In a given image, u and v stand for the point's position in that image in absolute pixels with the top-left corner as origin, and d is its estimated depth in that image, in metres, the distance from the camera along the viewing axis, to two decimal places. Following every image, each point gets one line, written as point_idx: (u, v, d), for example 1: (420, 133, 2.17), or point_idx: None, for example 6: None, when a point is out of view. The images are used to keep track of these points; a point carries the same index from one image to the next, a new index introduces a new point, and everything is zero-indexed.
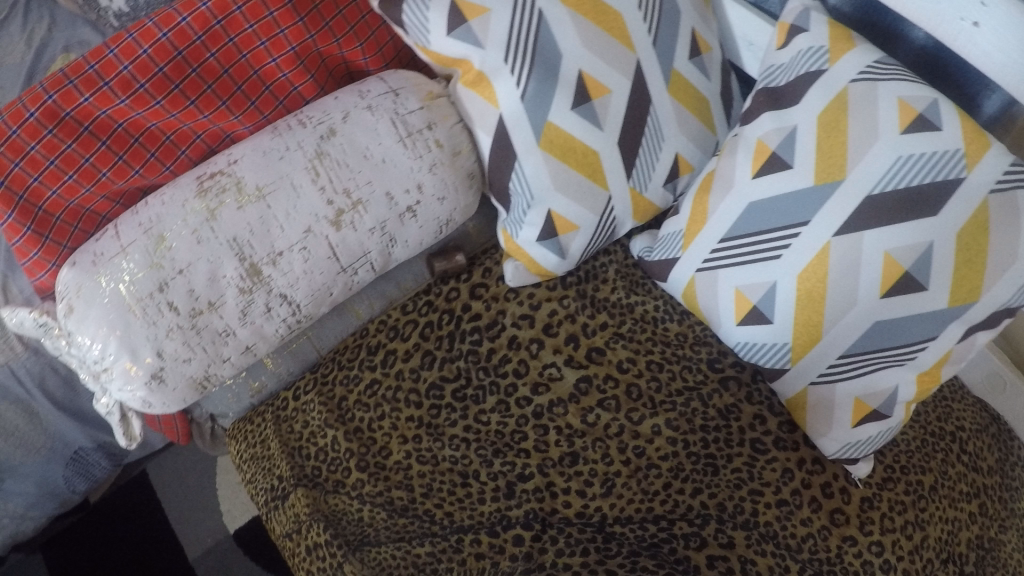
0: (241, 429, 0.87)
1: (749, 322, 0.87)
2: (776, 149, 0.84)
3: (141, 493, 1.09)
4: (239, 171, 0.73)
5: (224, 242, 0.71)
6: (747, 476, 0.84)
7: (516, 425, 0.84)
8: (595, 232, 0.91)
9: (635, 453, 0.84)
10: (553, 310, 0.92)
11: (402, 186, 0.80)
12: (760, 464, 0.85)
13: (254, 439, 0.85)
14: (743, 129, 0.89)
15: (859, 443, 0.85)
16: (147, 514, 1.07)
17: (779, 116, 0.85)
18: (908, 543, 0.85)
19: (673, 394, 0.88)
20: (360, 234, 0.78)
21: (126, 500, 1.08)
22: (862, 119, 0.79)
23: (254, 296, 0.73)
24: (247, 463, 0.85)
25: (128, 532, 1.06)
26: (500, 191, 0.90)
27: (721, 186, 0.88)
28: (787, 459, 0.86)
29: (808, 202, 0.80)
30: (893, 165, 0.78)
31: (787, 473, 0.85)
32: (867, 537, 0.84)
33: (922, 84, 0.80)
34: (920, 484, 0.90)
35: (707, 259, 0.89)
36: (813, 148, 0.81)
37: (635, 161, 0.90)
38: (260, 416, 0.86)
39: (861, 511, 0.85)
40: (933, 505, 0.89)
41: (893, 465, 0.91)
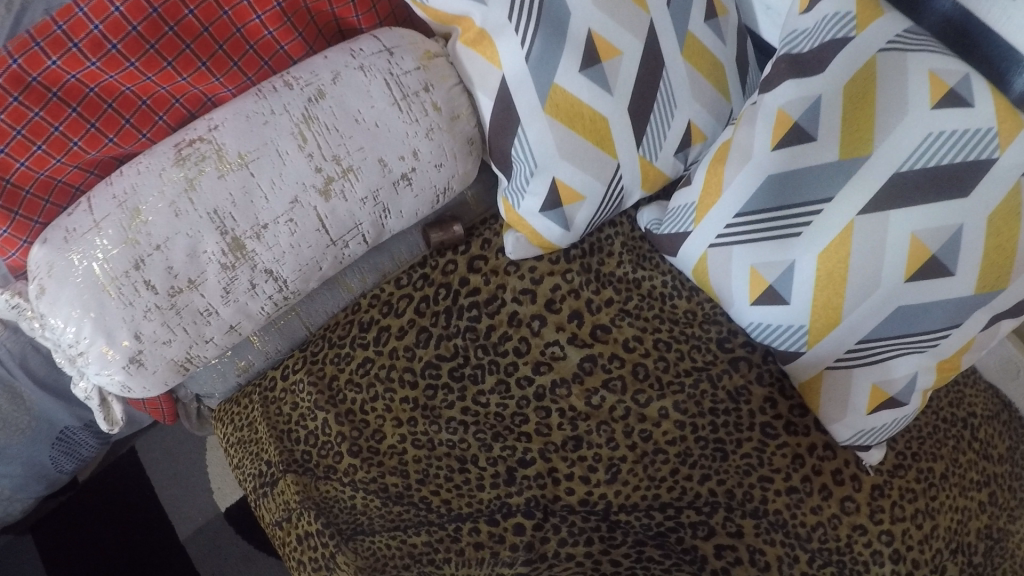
0: (227, 411, 0.83)
1: (763, 301, 0.82)
2: (798, 120, 0.78)
3: (132, 470, 1.06)
4: (220, 136, 0.67)
5: (204, 215, 0.65)
6: (756, 462, 0.81)
7: (517, 407, 0.80)
8: (601, 203, 0.86)
9: (642, 438, 0.80)
10: (556, 286, 0.87)
11: (396, 152, 0.74)
12: (770, 450, 0.82)
13: (241, 422, 0.81)
14: (762, 97, 0.83)
15: (873, 430, 0.82)
16: (138, 492, 1.05)
17: (803, 84, 0.79)
18: (918, 533, 0.83)
19: (681, 374, 0.85)
20: (351, 205, 0.73)
21: (116, 477, 1.05)
22: (891, 90, 0.74)
23: (237, 272, 0.68)
24: (234, 447, 0.81)
25: (120, 510, 1.03)
26: (501, 159, 0.84)
27: (738, 157, 0.82)
28: (797, 445, 0.83)
29: (832, 178, 0.76)
30: (923, 141, 0.73)
31: (796, 459, 0.83)
32: (876, 526, 0.82)
33: (952, 57, 0.75)
34: (931, 471, 0.88)
35: (721, 234, 0.84)
36: (840, 118, 0.76)
37: (646, 128, 0.84)
38: (246, 398, 0.82)
39: (872, 499, 0.83)
40: (943, 493, 0.87)
41: (904, 452, 0.89)
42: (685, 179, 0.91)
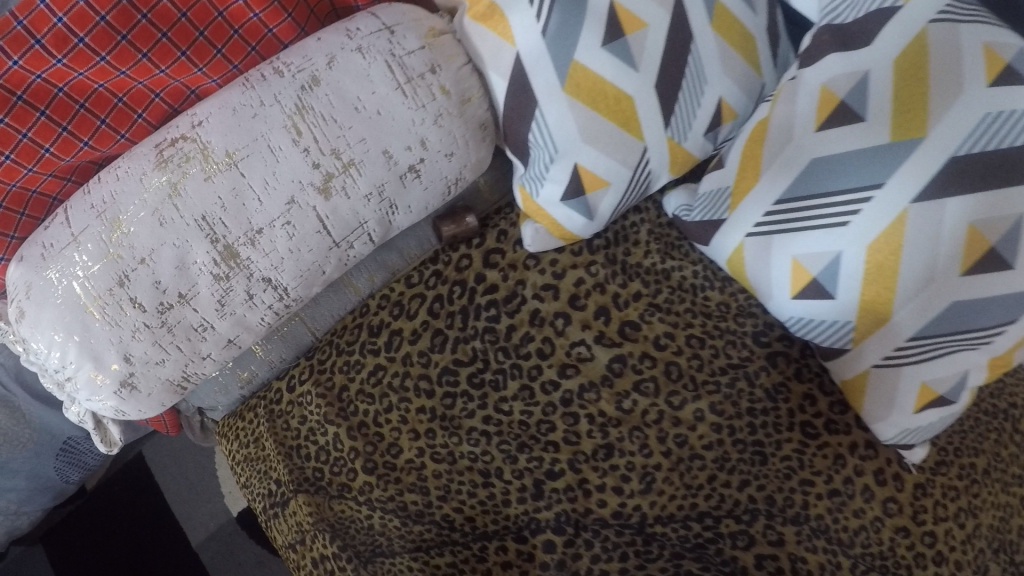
0: (231, 427, 0.79)
1: (805, 295, 0.75)
2: (844, 98, 0.71)
3: (140, 476, 1.04)
4: (205, 134, 0.61)
5: (191, 222, 0.59)
6: (797, 464, 0.77)
7: (543, 414, 0.75)
8: (627, 189, 0.79)
9: (677, 443, 0.75)
10: (580, 280, 0.81)
11: (402, 142, 0.67)
12: (810, 451, 0.77)
13: (246, 438, 0.77)
14: (804, 71, 0.76)
15: (918, 429, 0.76)
16: (148, 498, 1.03)
17: (849, 58, 0.72)
18: (961, 532, 0.79)
19: (717, 372, 0.79)
20: (354, 203, 0.66)
21: (126, 484, 1.03)
22: (947, 65, 0.67)
23: (232, 284, 0.62)
24: (241, 465, 0.78)
25: (130, 518, 1.01)
26: (516, 145, 0.77)
27: (779, 137, 0.76)
28: (839, 445, 0.78)
29: (883, 163, 0.68)
30: (981, 123, 0.66)
31: (838, 460, 0.77)
32: (920, 527, 0.77)
33: (1005, 31, 0.70)
34: (974, 467, 0.83)
35: (760, 223, 0.77)
36: (890, 96, 0.69)
37: (674, 107, 0.76)
38: (251, 411, 0.77)
39: (915, 499, 0.78)
40: (986, 490, 0.83)
41: (946, 447, 0.83)
42: (716, 160, 0.84)
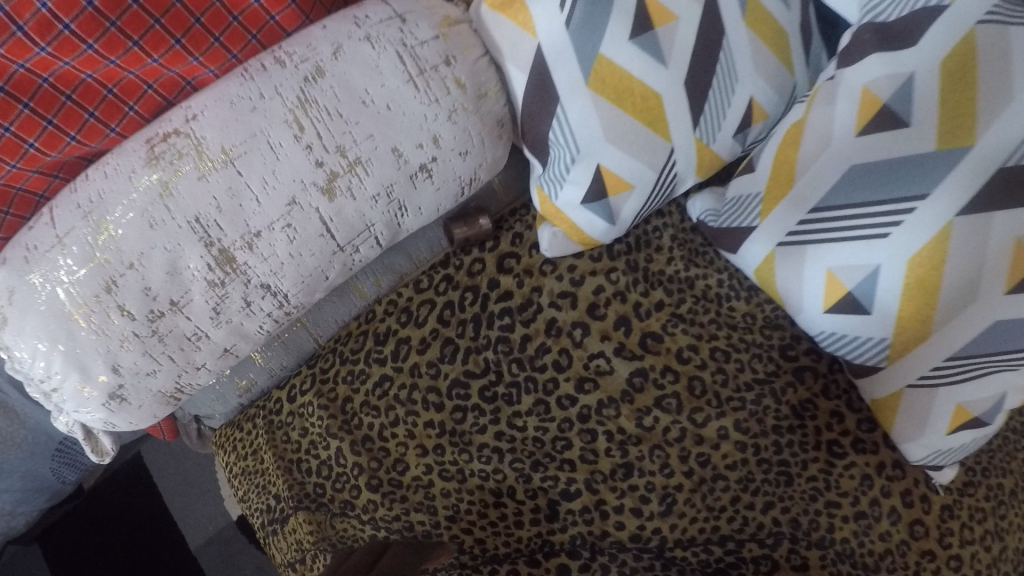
0: (229, 437, 0.75)
1: (838, 310, 0.71)
2: (889, 102, 0.66)
3: (139, 477, 1.03)
4: (200, 129, 0.56)
5: (184, 224, 0.55)
6: (823, 486, 0.72)
7: (558, 431, 0.71)
8: (651, 192, 0.74)
9: (699, 463, 0.71)
10: (600, 287, 0.77)
11: (413, 140, 0.62)
12: (837, 471, 0.73)
13: (244, 450, 0.73)
14: (842, 72, 0.70)
15: (949, 451, 0.72)
16: (148, 499, 1.01)
17: (891, 60, 0.66)
18: (987, 555, 0.75)
19: (742, 388, 0.74)
20: (360, 204, 0.62)
21: (125, 484, 1.02)
22: (996, 71, 0.62)
23: (228, 290, 0.58)
24: (238, 479, 0.74)
25: (130, 518, 1.00)
26: (534, 143, 0.72)
27: (815, 141, 0.70)
28: (866, 465, 0.73)
29: (928, 172, 0.63)
30: None
31: (864, 480, 0.73)
32: (946, 551, 0.73)
33: None
34: (1001, 488, 0.79)
35: (794, 232, 0.72)
36: (936, 101, 0.63)
37: (703, 107, 0.71)
38: (250, 422, 0.74)
39: (941, 522, 0.74)
40: (1013, 512, 0.79)
41: (974, 468, 0.79)
42: (746, 163, 0.79)
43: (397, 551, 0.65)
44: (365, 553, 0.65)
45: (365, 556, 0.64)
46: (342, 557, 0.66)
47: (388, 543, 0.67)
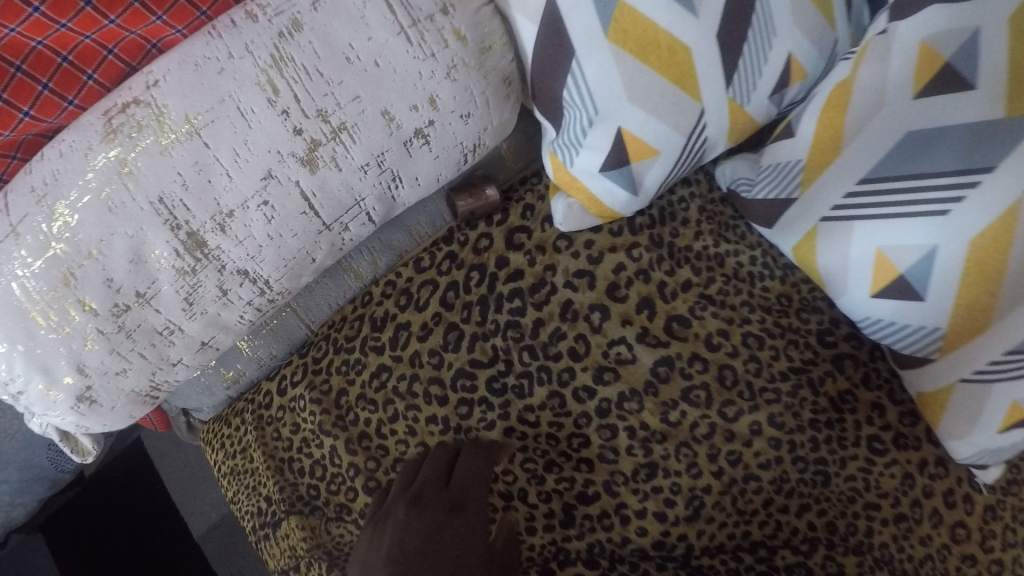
0: (217, 432, 0.70)
1: (888, 294, 0.62)
2: (951, 60, 0.56)
3: (140, 462, 1.01)
4: (162, 97, 0.48)
5: (146, 206, 0.48)
6: (863, 486, 0.66)
7: (575, 427, 0.65)
8: (678, 159, 0.65)
9: (729, 462, 0.65)
10: (620, 266, 0.69)
11: (406, 101, 0.54)
12: (878, 470, 0.66)
13: (233, 448, 0.68)
14: (897, 24, 0.60)
15: (997, 450, 0.64)
16: (149, 486, 1.00)
17: (956, 10, 0.57)
18: None
19: (776, 377, 0.67)
20: (346, 176, 0.55)
21: (124, 472, 1.00)
22: None
23: (201, 278, 0.52)
24: (227, 478, 0.69)
25: (131, 507, 0.99)
26: (546, 105, 0.63)
27: (864, 104, 0.61)
28: (908, 462, 0.67)
29: (997, 142, 0.54)
30: None
31: (906, 480, 0.66)
32: (988, 555, 0.68)
33: None
34: None
35: (840, 205, 0.63)
36: (1007, 61, 0.55)
37: (738, 63, 0.62)
38: (238, 417, 0.69)
39: (984, 523, 0.68)
40: None
41: (1019, 464, 0.72)
42: (783, 127, 0.69)
43: (470, 455, 0.62)
44: (438, 459, 0.63)
45: (440, 463, 0.62)
46: (416, 462, 0.64)
47: (458, 447, 0.64)
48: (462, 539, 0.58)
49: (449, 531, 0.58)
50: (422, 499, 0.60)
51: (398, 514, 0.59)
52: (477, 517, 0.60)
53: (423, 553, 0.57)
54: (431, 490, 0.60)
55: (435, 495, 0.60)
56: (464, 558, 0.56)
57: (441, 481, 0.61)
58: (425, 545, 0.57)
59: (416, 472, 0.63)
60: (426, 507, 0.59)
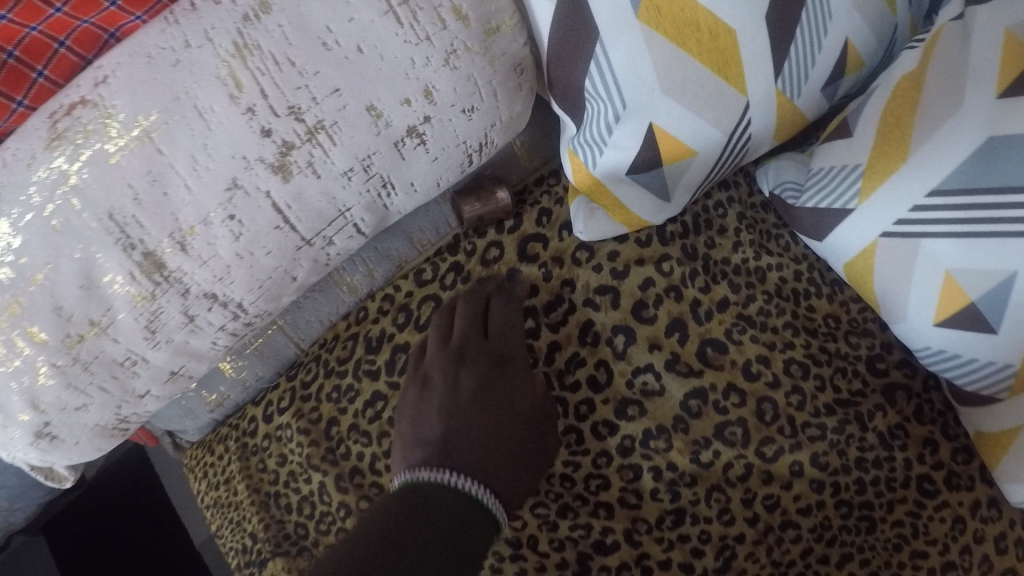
0: (200, 460, 0.66)
1: (956, 323, 0.53)
2: None
3: (139, 470, 1.01)
4: (110, 96, 0.42)
5: (95, 223, 0.43)
6: (910, 533, 0.60)
7: (593, 467, 0.58)
8: (716, 159, 0.57)
9: (765, 507, 0.58)
10: (649, 281, 0.61)
11: (397, 94, 0.46)
12: (926, 515, 0.60)
13: (216, 478, 0.63)
14: (976, 9, 0.54)
15: None
16: (149, 492, 1.00)
17: None
18: None
19: (821, 411, 0.60)
20: (326, 184, 0.47)
21: (122, 479, 0.99)
22: None
23: (163, 304, 0.47)
24: (211, 511, 0.63)
25: (129, 514, 0.97)
26: (564, 97, 0.55)
27: (939, 102, 0.52)
28: (960, 505, 0.59)
29: None
30: None
31: (955, 525, 0.59)
32: None
33: None
34: None
35: (906, 219, 0.54)
36: None
37: (787, 51, 0.53)
38: (222, 445, 0.64)
39: None
40: None
41: None
42: (838, 124, 0.61)
43: (501, 306, 0.61)
44: (470, 312, 0.61)
45: (473, 316, 0.61)
46: (449, 311, 0.62)
47: (488, 294, 0.62)
48: (511, 392, 0.58)
49: (497, 384, 0.59)
50: (467, 357, 0.60)
51: (445, 372, 0.59)
52: (522, 367, 0.60)
53: (477, 405, 0.58)
54: (474, 344, 0.60)
55: (478, 349, 0.60)
56: (518, 409, 0.57)
57: (481, 334, 0.61)
58: (477, 398, 0.58)
59: (451, 329, 0.62)
60: (471, 362, 0.60)
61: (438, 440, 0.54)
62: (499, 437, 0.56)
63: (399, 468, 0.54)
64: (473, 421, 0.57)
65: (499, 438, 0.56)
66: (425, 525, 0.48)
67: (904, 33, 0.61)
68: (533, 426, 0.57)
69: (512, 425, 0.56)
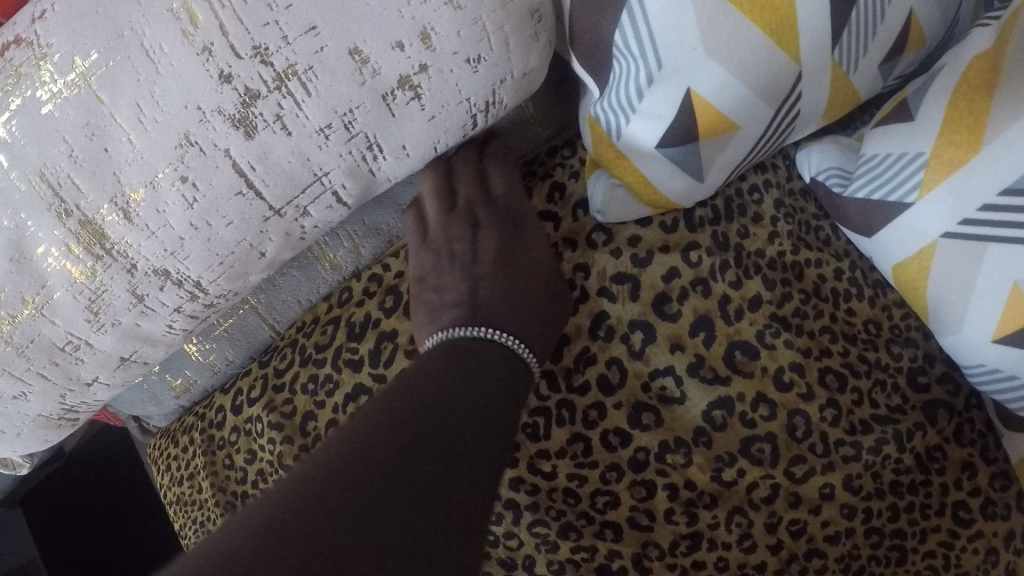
0: (163, 451, 0.61)
1: (1020, 341, 0.46)
2: None
3: (82, 473, 0.92)
4: (46, 33, 0.34)
5: (26, 185, 0.36)
6: (942, 566, 0.54)
7: (601, 482, 0.52)
8: (762, 133, 0.48)
9: (790, 534, 0.52)
10: (673, 272, 0.53)
11: (386, 37, 0.37)
12: (960, 546, 0.54)
13: (180, 473, 0.59)
14: None
15: None
16: (102, 492, 0.92)
17: None
18: None
19: (858, 429, 0.53)
20: (298, 142, 0.39)
21: (66, 486, 0.91)
22: None
23: (106, 282, 0.40)
24: (173, 507, 0.60)
25: (89, 522, 0.91)
26: (588, 56, 0.46)
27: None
28: (995, 536, 0.54)
29: None
30: None
31: (989, 557, 0.54)
32: None
33: None
34: None
35: (974, 219, 0.46)
36: None
37: (851, 13, 0.44)
38: (186, 436, 0.59)
39: None
40: None
41: None
42: (894, 105, 0.52)
43: (501, 170, 0.54)
44: (469, 173, 0.53)
45: (474, 179, 0.53)
46: (444, 168, 0.52)
47: (481, 154, 0.54)
48: (530, 252, 0.53)
49: (515, 245, 0.53)
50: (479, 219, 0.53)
51: (461, 238, 0.52)
52: (534, 227, 0.54)
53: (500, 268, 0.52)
54: (483, 207, 0.53)
55: (489, 210, 0.53)
56: (537, 268, 0.52)
57: (487, 195, 0.54)
58: (498, 257, 0.52)
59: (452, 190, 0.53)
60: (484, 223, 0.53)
61: (466, 299, 0.50)
62: (525, 293, 0.51)
63: (427, 334, 0.50)
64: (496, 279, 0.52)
65: (523, 294, 0.50)
66: (450, 390, 0.42)
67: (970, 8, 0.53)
68: (552, 283, 0.52)
69: (534, 283, 0.51)
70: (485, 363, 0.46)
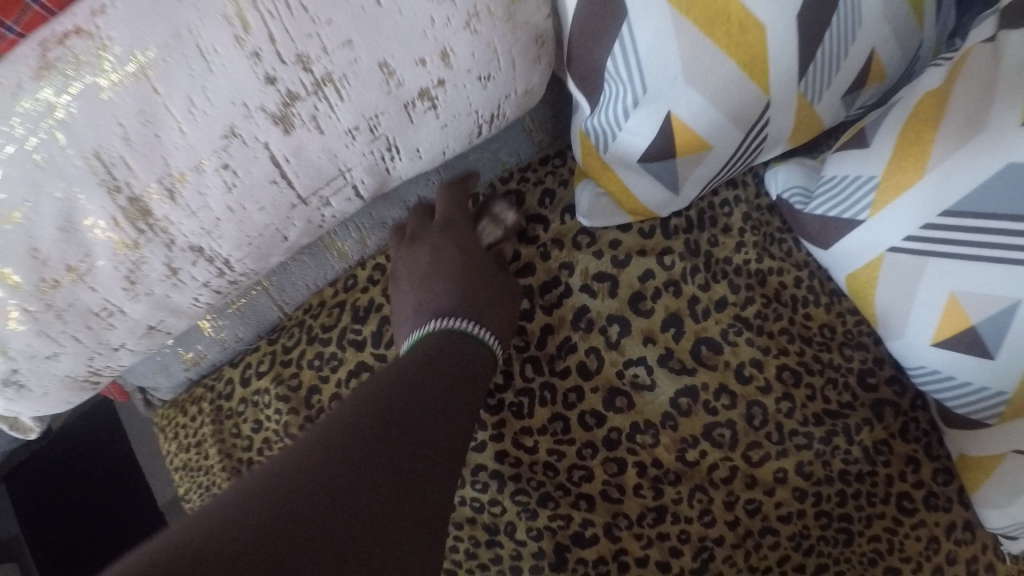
0: (170, 422, 0.65)
1: (953, 346, 0.53)
2: None
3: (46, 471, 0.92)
4: (108, 26, 0.38)
5: (80, 163, 0.40)
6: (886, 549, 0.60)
7: (577, 459, 0.57)
8: (733, 155, 0.55)
9: (746, 512, 0.58)
10: (648, 273, 0.59)
11: (410, 53, 0.43)
12: (903, 532, 0.60)
13: (187, 440, 0.63)
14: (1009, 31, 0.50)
15: None
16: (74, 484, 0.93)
17: None
18: None
19: (810, 421, 0.59)
20: (328, 140, 0.45)
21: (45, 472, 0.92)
22: None
23: (146, 254, 0.45)
24: (178, 473, 0.64)
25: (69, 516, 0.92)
26: (584, 77, 0.52)
27: (959, 121, 0.49)
28: (936, 525, 0.60)
29: None
30: None
31: (930, 544, 0.59)
32: None
33: None
34: None
35: (915, 237, 0.52)
36: None
37: (814, 55, 0.50)
38: (195, 406, 0.63)
39: None
40: None
41: None
42: (854, 133, 0.58)
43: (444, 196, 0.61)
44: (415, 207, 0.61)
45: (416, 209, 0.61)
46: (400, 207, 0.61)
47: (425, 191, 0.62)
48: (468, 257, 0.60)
49: (454, 251, 0.60)
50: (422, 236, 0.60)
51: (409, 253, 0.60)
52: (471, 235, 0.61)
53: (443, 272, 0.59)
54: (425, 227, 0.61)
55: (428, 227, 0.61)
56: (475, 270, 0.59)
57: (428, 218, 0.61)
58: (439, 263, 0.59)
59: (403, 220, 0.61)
60: (430, 229, 0.60)
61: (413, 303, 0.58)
62: (464, 289, 0.57)
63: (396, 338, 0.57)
64: (444, 283, 0.59)
65: (461, 291, 0.57)
66: (405, 396, 0.46)
67: (928, 50, 0.60)
68: (490, 279, 0.59)
69: (480, 277, 0.59)
70: (444, 356, 0.52)
